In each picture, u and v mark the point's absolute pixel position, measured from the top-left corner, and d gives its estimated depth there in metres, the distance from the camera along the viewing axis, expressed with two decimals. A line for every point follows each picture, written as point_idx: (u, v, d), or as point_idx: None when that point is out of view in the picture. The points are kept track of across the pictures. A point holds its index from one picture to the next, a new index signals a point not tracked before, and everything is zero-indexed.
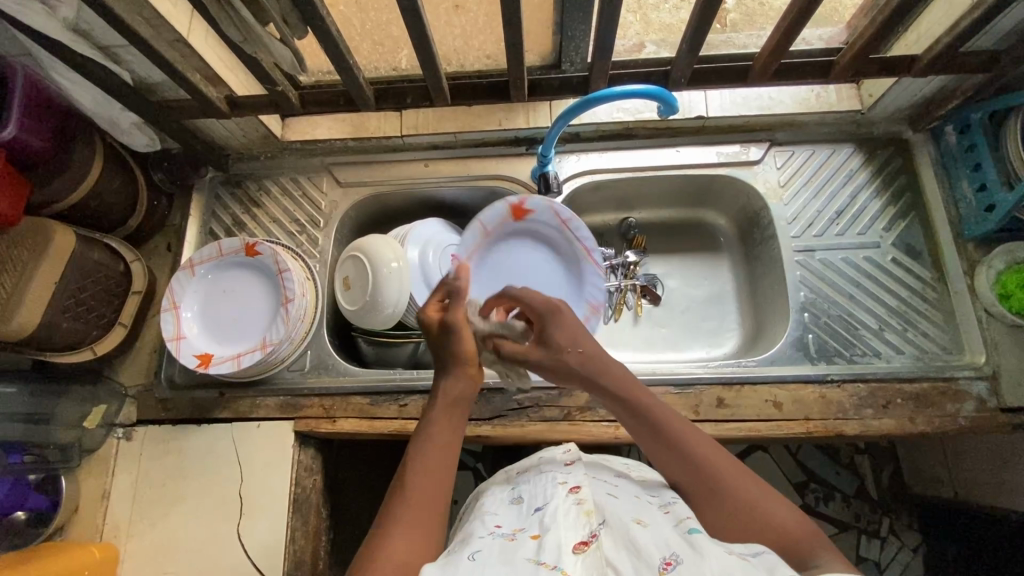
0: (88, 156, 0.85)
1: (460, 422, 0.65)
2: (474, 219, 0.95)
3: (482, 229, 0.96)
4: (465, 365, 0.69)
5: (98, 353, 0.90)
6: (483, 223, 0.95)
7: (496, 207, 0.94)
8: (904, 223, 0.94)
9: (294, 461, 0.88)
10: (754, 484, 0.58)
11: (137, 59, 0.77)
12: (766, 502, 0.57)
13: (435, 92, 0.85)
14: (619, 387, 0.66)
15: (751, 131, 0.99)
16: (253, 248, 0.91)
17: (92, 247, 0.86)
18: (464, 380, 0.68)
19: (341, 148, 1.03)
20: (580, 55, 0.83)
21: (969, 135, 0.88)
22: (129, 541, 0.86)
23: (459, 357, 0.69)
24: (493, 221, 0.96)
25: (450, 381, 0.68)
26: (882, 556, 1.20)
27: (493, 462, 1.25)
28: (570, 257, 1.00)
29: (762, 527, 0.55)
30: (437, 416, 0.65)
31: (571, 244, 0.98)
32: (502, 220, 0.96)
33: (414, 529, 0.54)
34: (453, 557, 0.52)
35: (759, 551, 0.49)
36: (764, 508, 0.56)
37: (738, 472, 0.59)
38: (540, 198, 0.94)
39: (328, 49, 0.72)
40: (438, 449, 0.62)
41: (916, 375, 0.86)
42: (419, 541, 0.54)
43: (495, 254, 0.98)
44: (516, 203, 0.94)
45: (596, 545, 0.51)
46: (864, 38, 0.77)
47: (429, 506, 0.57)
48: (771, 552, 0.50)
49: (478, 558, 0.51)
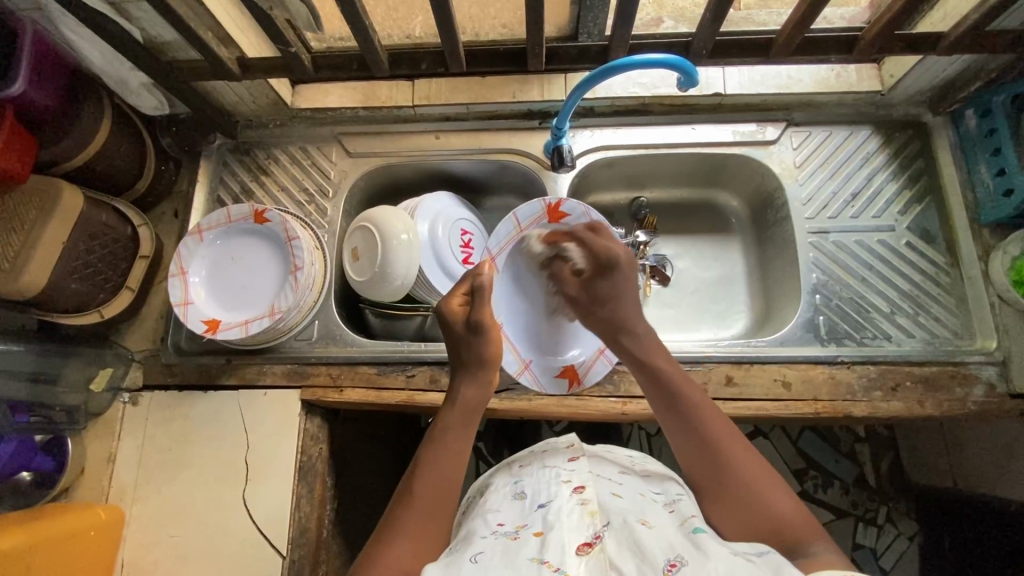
0: (97, 116, 0.84)
1: (472, 429, 0.67)
2: (509, 212, 0.87)
3: (517, 224, 0.88)
4: (487, 370, 0.72)
5: (106, 315, 0.89)
6: (517, 219, 0.88)
7: (533, 203, 0.88)
8: (920, 207, 0.94)
9: (301, 429, 0.88)
10: (758, 471, 0.60)
11: (147, 16, 0.76)
12: (770, 491, 0.59)
13: (451, 59, 0.83)
14: (645, 350, 0.71)
15: (768, 110, 0.98)
16: (262, 215, 0.90)
17: (100, 209, 0.86)
18: (480, 386, 0.70)
19: (352, 117, 1.02)
20: (598, 26, 0.81)
21: (990, 119, 0.87)
22: (135, 504, 0.86)
23: (483, 362, 0.71)
24: (527, 219, 0.89)
25: (469, 389, 0.70)
26: (878, 543, 1.21)
27: (493, 440, 1.25)
28: None
29: (759, 512, 0.58)
30: (452, 421, 0.67)
31: None
32: (538, 218, 0.89)
33: (422, 535, 0.57)
34: (457, 557, 0.53)
35: (764, 550, 0.51)
36: (765, 497, 0.58)
37: (745, 454, 0.62)
38: (577, 203, 0.88)
39: (345, 8, 0.70)
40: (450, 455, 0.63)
41: (927, 359, 0.86)
42: (424, 542, 0.57)
43: (522, 252, 0.91)
44: (554, 203, 0.88)
45: (600, 548, 0.52)
46: (891, 12, 0.75)
47: (436, 514, 0.60)
48: (775, 552, 0.51)
49: (480, 562, 0.51)
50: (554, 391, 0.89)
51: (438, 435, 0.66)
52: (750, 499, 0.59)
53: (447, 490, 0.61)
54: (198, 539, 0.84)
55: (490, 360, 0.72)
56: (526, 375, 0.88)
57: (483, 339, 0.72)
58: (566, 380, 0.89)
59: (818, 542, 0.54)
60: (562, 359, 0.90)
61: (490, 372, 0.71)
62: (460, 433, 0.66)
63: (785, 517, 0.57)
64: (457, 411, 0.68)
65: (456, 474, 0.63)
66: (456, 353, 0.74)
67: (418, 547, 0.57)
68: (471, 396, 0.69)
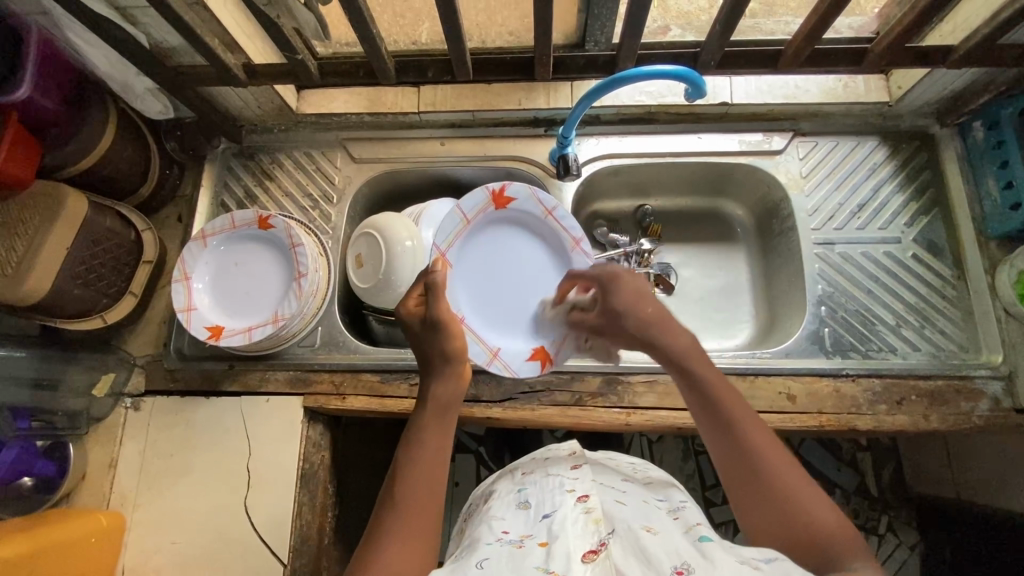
0: (101, 121, 0.83)
1: (448, 426, 0.66)
2: (453, 205, 0.87)
3: (462, 215, 0.88)
4: (455, 364, 0.69)
5: (108, 321, 0.89)
6: (461, 210, 0.88)
7: (476, 193, 0.88)
8: (927, 219, 0.93)
9: (303, 436, 0.88)
10: (798, 479, 0.57)
11: (153, 22, 0.75)
12: (811, 506, 0.56)
13: (458, 67, 0.82)
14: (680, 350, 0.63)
15: (775, 119, 0.97)
16: (266, 221, 0.90)
17: (104, 214, 0.85)
18: (448, 382, 0.68)
19: (357, 123, 1.01)
20: (606, 35, 0.81)
21: (998, 132, 0.87)
22: (136, 510, 0.86)
23: (448, 356, 0.69)
24: (471, 208, 0.88)
25: (438, 386, 0.67)
26: (879, 552, 1.21)
27: (494, 445, 1.25)
28: (556, 250, 0.93)
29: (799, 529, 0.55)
30: (427, 421, 0.65)
31: (556, 234, 0.93)
32: (483, 208, 0.89)
33: (412, 542, 0.56)
34: (461, 567, 0.52)
35: (772, 558, 0.50)
36: (806, 507, 0.55)
37: (785, 461, 0.58)
38: (522, 185, 0.89)
39: (352, 16, 0.70)
40: (431, 458, 0.62)
41: (932, 373, 0.86)
42: (415, 548, 0.56)
43: (475, 245, 0.91)
44: (496, 188, 0.89)
45: (606, 554, 0.51)
46: (902, 25, 0.75)
47: (423, 517, 0.58)
48: (785, 560, 0.50)
49: (487, 567, 0.51)
50: (530, 374, 0.88)
51: (418, 437, 0.64)
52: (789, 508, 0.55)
53: (432, 493, 0.60)
54: (199, 546, 0.84)
55: (454, 354, 0.69)
56: (495, 364, 0.86)
57: (441, 333, 0.70)
58: (538, 362, 0.88)
59: (855, 556, 0.52)
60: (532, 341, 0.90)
61: (457, 365, 0.68)
62: (433, 433, 0.64)
63: (828, 527, 0.54)
64: (430, 410, 0.66)
65: (435, 475, 0.61)
66: (420, 353, 0.71)
67: (408, 555, 0.55)
68: (443, 393, 0.67)
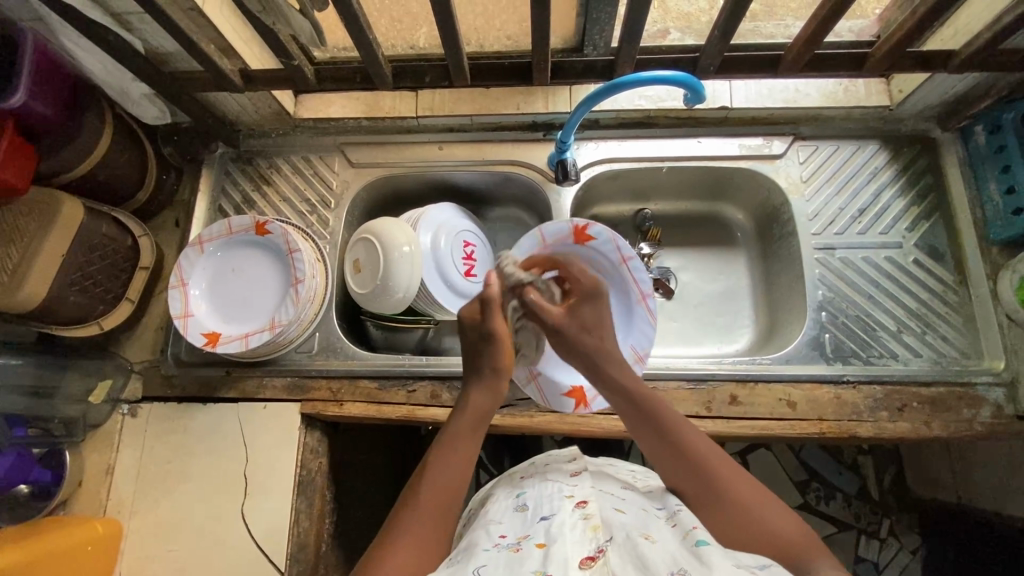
0: (98, 126, 0.83)
1: (479, 437, 0.67)
2: (536, 226, 0.88)
3: (540, 238, 0.89)
4: (498, 378, 0.71)
5: (104, 327, 0.88)
6: (542, 233, 0.88)
7: (560, 223, 0.88)
8: (928, 224, 0.92)
9: (300, 443, 0.88)
10: (746, 485, 0.61)
11: (149, 28, 0.75)
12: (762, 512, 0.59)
13: (455, 72, 0.82)
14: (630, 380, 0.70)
15: (775, 124, 0.97)
16: (263, 227, 0.89)
17: (100, 220, 0.85)
18: (489, 394, 0.70)
19: (355, 127, 1.01)
20: (604, 39, 0.80)
21: (1001, 136, 0.86)
22: (132, 517, 0.85)
23: (496, 370, 0.71)
24: (551, 235, 0.89)
25: (478, 396, 0.69)
26: (881, 557, 1.20)
27: (493, 450, 1.24)
28: (622, 300, 0.91)
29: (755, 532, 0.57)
30: (460, 426, 0.67)
31: (627, 285, 0.91)
32: (562, 238, 0.89)
33: (424, 541, 0.57)
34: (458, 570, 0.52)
35: (766, 564, 0.50)
36: (757, 511, 0.59)
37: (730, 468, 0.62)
38: (605, 229, 0.88)
39: (348, 21, 0.69)
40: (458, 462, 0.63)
41: (933, 379, 0.85)
42: (427, 549, 0.56)
43: None
44: (581, 226, 0.88)
45: (603, 561, 0.51)
46: (903, 29, 0.74)
47: (439, 518, 0.59)
48: (778, 566, 0.51)
49: None
50: (558, 408, 0.87)
51: (447, 439, 0.65)
52: (740, 513, 0.58)
53: (452, 497, 0.61)
54: (196, 553, 0.84)
55: (501, 369, 0.71)
56: (532, 385, 0.87)
57: (495, 348, 0.71)
58: (572, 400, 0.87)
59: (821, 557, 0.54)
60: (573, 379, 0.88)
61: (501, 381, 0.71)
62: (465, 440, 0.65)
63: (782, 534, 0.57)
64: (467, 418, 0.67)
65: (460, 478, 0.62)
66: (469, 359, 0.73)
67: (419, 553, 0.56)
68: (480, 404, 0.69)
